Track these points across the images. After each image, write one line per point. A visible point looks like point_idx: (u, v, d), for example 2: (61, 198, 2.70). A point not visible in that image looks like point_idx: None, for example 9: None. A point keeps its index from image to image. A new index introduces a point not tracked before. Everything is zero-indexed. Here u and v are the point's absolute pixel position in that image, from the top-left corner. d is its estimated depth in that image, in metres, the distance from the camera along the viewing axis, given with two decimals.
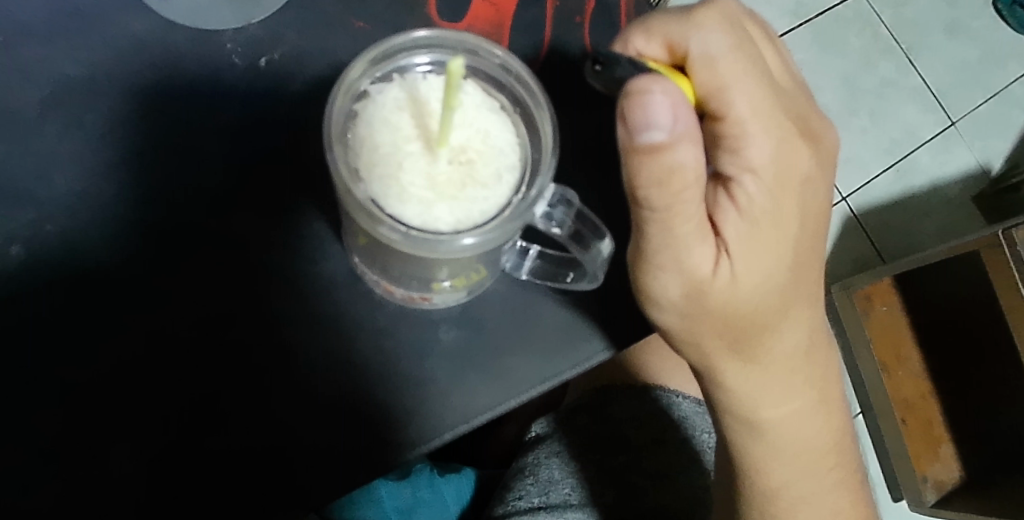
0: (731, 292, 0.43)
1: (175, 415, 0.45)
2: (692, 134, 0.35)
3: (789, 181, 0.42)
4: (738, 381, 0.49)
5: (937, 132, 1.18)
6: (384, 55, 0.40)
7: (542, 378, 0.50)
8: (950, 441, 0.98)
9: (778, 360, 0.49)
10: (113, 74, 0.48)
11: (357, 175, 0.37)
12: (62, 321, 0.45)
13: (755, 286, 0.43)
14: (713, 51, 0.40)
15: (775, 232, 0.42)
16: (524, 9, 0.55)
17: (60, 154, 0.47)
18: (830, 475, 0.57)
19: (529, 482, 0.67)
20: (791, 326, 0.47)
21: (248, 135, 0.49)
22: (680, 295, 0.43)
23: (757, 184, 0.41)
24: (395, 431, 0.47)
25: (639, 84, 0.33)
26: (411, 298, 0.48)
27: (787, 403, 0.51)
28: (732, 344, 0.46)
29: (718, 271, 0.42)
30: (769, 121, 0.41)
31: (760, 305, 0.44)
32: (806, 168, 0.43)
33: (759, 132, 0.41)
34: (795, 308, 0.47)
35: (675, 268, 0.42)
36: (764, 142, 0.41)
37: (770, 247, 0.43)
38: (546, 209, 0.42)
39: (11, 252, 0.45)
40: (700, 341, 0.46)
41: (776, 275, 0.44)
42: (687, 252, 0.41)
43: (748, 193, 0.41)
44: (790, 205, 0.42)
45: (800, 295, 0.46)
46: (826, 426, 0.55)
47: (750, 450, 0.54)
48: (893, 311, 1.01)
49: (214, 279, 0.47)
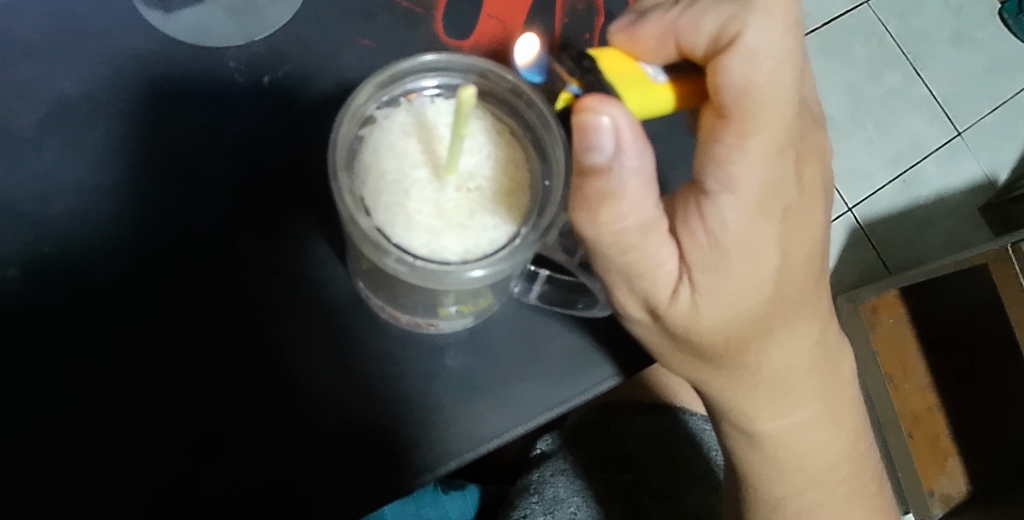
0: (693, 320, 0.42)
1: (177, 444, 0.44)
2: (630, 164, 0.35)
3: (772, 209, 0.39)
4: (724, 398, 0.48)
5: (942, 143, 1.17)
6: (391, 79, 0.39)
7: (550, 405, 0.49)
8: (957, 454, 0.96)
9: (768, 380, 0.47)
10: (114, 93, 0.47)
11: (362, 205, 0.37)
12: (62, 345, 0.44)
13: (721, 317, 0.42)
14: (759, 46, 0.36)
15: (751, 265, 0.40)
16: (531, 28, 0.54)
17: (60, 174, 0.46)
18: (843, 485, 0.54)
19: (535, 500, 0.65)
20: (780, 346, 0.45)
21: (251, 153, 0.48)
22: (642, 313, 0.44)
23: (735, 209, 0.39)
24: (400, 459, 0.46)
25: (589, 103, 0.33)
26: (417, 324, 0.47)
27: (783, 417, 0.49)
28: (718, 364, 0.45)
29: (675, 300, 0.41)
30: (777, 140, 0.38)
31: (730, 335, 0.43)
32: (790, 195, 0.40)
33: (759, 152, 0.38)
34: (781, 330, 0.45)
35: (643, 283, 0.41)
36: (758, 160, 0.38)
37: (741, 278, 0.41)
38: (557, 239, 0.45)
39: (10, 275, 0.44)
40: (686, 356, 0.46)
41: (752, 304, 0.42)
42: (650, 274, 0.40)
43: (722, 218, 0.39)
44: (772, 233, 0.40)
45: (782, 321, 0.44)
46: (834, 439, 0.53)
47: (746, 457, 0.53)
48: (899, 323, 1.00)
49: (217, 301, 0.46)
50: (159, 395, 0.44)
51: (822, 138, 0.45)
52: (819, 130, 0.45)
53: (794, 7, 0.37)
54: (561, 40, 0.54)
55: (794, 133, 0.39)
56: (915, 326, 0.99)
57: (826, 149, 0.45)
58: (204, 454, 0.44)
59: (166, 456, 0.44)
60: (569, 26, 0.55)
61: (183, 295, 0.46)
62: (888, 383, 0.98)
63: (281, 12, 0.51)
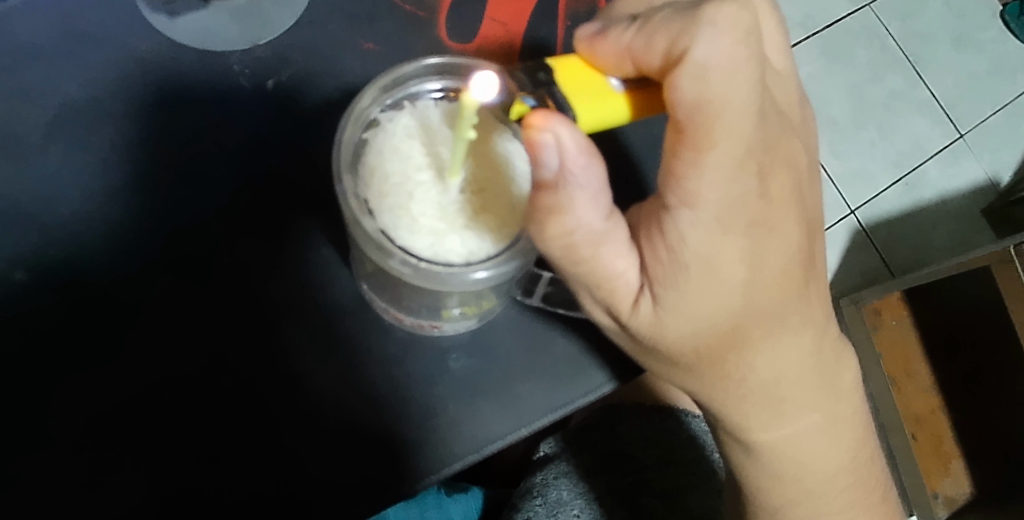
0: (658, 330, 0.42)
1: (184, 447, 0.44)
2: (583, 179, 0.35)
3: (733, 223, 0.38)
4: (711, 407, 0.48)
5: (946, 145, 1.17)
6: (395, 82, 0.40)
7: (553, 408, 0.49)
8: (961, 456, 0.96)
9: (756, 391, 0.46)
10: (118, 98, 0.48)
11: (367, 206, 0.37)
12: (67, 348, 0.44)
13: (686, 329, 0.41)
14: (710, 61, 0.35)
15: (712, 280, 0.39)
16: (534, 31, 0.54)
17: (65, 178, 0.46)
18: (843, 495, 0.54)
19: (538, 502, 0.65)
20: (764, 358, 0.44)
21: (256, 156, 0.49)
22: (611, 321, 0.44)
23: (694, 225, 0.38)
24: (403, 461, 0.47)
25: (537, 121, 0.34)
26: (420, 326, 0.48)
27: (777, 428, 0.49)
28: (697, 375, 0.45)
29: (637, 310, 0.41)
30: (733, 155, 0.36)
31: (699, 346, 0.42)
32: (754, 208, 0.38)
33: (716, 167, 0.36)
34: (760, 341, 0.43)
35: (610, 292, 0.41)
36: (715, 177, 0.36)
37: (706, 293, 0.40)
38: None
39: (15, 278, 0.45)
40: (666, 364, 0.45)
41: (722, 319, 0.41)
42: (617, 283, 0.40)
43: (680, 233, 0.38)
44: (734, 249, 0.39)
45: (761, 333, 0.43)
46: (830, 447, 0.52)
47: (747, 466, 0.53)
48: (901, 325, 1.00)
49: (222, 301, 0.47)
50: (165, 397, 0.45)
51: (797, 145, 0.43)
52: (793, 135, 0.43)
53: (746, 17, 0.35)
54: (562, 44, 0.55)
55: (756, 145, 0.37)
56: (920, 328, 0.99)
57: (800, 154, 0.43)
58: (208, 457, 0.45)
59: (171, 458, 0.44)
60: (572, 30, 0.55)
61: (188, 299, 0.46)
62: (892, 386, 0.98)
63: (286, 16, 0.51)
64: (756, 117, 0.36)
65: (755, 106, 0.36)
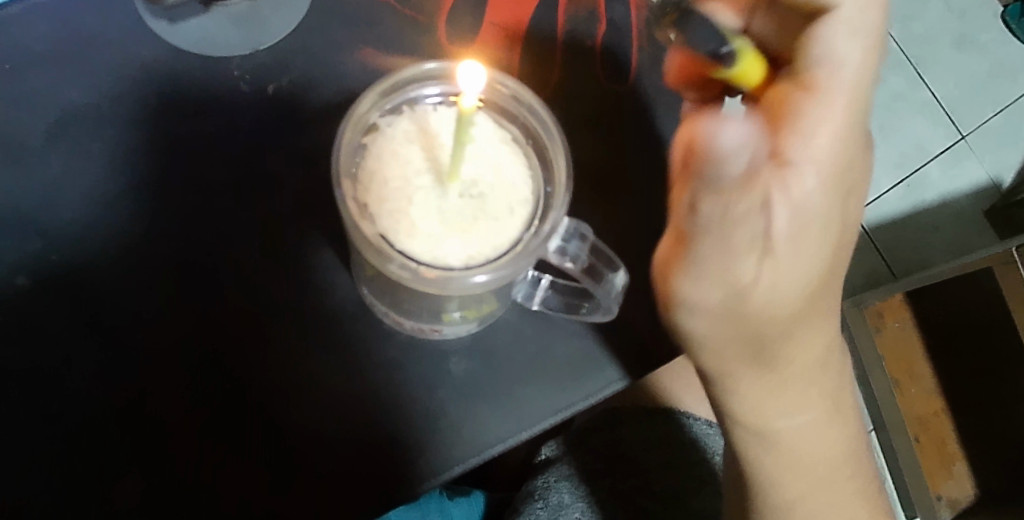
0: (767, 299, 0.39)
1: (187, 453, 0.44)
2: (759, 142, 0.35)
3: (843, 181, 0.37)
4: (744, 398, 0.47)
5: (946, 147, 1.17)
6: (395, 87, 0.40)
7: (554, 411, 0.49)
8: (964, 458, 0.95)
9: (798, 370, 0.46)
10: (120, 104, 0.48)
11: (367, 212, 0.37)
12: (69, 353, 0.45)
13: (790, 291, 0.39)
14: (851, 22, 0.37)
15: (820, 239, 0.37)
16: (535, 35, 0.54)
17: (66, 183, 0.46)
18: (849, 484, 0.54)
19: (540, 506, 0.66)
20: (815, 335, 0.44)
21: (258, 160, 0.49)
22: (720, 301, 0.39)
23: (815, 176, 0.36)
24: (406, 466, 0.47)
25: (709, 126, 0.33)
26: (421, 329, 0.48)
27: (802, 414, 0.49)
28: (753, 359, 0.44)
29: (759, 282, 0.38)
30: (852, 117, 0.37)
31: (784, 316, 0.40)
32: (855, 171, 0.38)
33: (838, 121, 0.36)
34: (818, 315, 0.43)
35: (709, 268, 0.38)
36: (837, 129, 0.36)
37: (812, 252, 0.38)
38: (561, 245, 0.43)
39: (16, 283, 0.45)
40: (737, 352, 0.43)
41: (810, 287, 0.40)
42: (731, 265, 0.37)
43: (802, 185, 0.36)
44: (837, 206, 0.38)
45: (821, 308, 0.43)
46: (837, 445, 0.52)
47: (758, 467, 0.52)
48: (905, 327, 0.98)
49: (224, 305, 0.47)
50: (164, 401, 0.45)
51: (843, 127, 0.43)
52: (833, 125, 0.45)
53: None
54: (562, 46, 0.54)
55: (863, 117, 0.38)
56: (923, 329, 0.98)
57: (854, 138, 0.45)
58: (207, 461, 0.45)
59: (173, 461, 0.44)
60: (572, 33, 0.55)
61: (189, 302, 0.46)
62: (896, 388, 0.97)
63: (285, 22, 0.51)
64: (871, 127, 0.39)
65: (870, 72, 0.37)
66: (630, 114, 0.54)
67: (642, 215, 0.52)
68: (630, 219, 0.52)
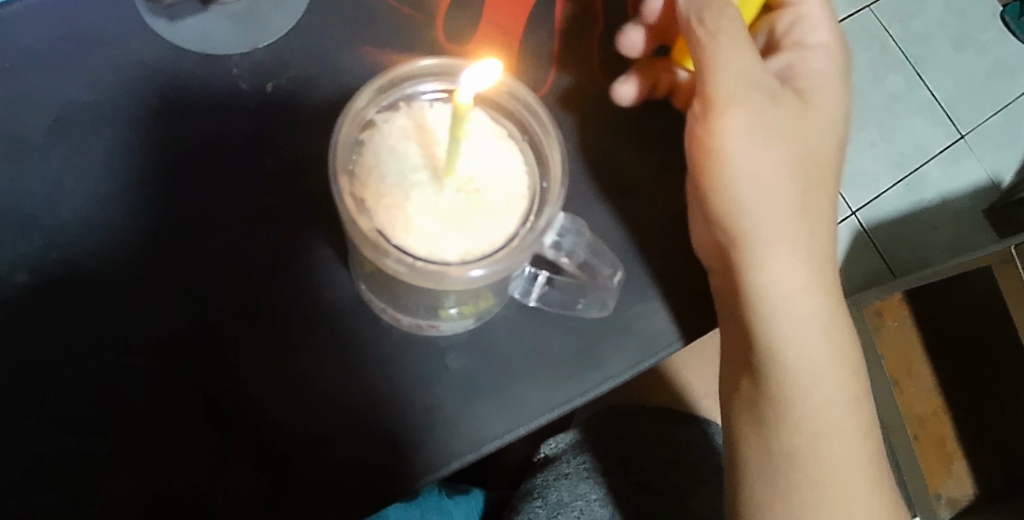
0: (785, 118, 0.48)
1: (186, 448, 0.45)
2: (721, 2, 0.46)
3: (838, 81, 0.53)
4: (787, 289, 0.49)
5: (945, 147, 1.17)
6: (392, 84, 0.40)
7: (552, 406, 0.49)
8: (963, 457, 0.95)
9: (817, 241, 0.50)
10: (120, 102, 0.48)
11: (364, 207, 0.38)
12: (69, 349, 0.45)
13: (804, 134, 0.49)
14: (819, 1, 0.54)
15: (820, 115, 0.51)
16: (533, 33, 0.55)
17: (66, 180, 0.47)
18: (868, 434, 0.52)
19: (538, 504, 0.65)
20: (824, 201, 0.51)
21: (258, 158, 0.49)
22: (745, 140, 0.47)
23: (806, 53, 0.53)
24: (404, 461, 0.47)
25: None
26: (418, 326, 0.48)
27: (825, 313, 0.51)
28: (791, 225, 0.49)
29: (786, 103, 0.49)
30: (831, 55, 0.54)
31: (800, 151, 0.49)
32: (839, 83, 0.53)
33: (822, 49, 0.53)
34: (825, 183, 0.51)
35: (758, 121, 0.47)
36: (819, 47, 0.53)
37: (822, 120, 0.51)
38: (557, 239, 0.44)
39: (17, 280, 0.45)
40: (773, 194, 0.48)
41: (817, 148, 0.50)
42: (753, 107, 0.47)
43: (802, 66, 0.53)
44: (835, 103, 0.52)
45: (826, 188, 0.51)
46: (853, 399, 0.51)
47: (788, 412, 0.50)
48: (904, 326, 0.98)
49: (223, 302, 0.47)
50: (165, 396, 0.45)
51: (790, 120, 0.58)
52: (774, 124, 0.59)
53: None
54: (560, 45, 0.55)
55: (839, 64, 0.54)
56: (922, 328, 0.98)
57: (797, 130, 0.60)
58: (207, 456, 0.45)
59: (172, 455, 0.45)
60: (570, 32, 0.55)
61: (189, 299, 0.47)
62: (895, 388, 0.97)
63: (285, 21, 0.51)
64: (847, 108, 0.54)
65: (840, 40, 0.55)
66: (628, 113, 0.54)
67: (638, 214, 0.53)
68: (626, 217, 0.53)
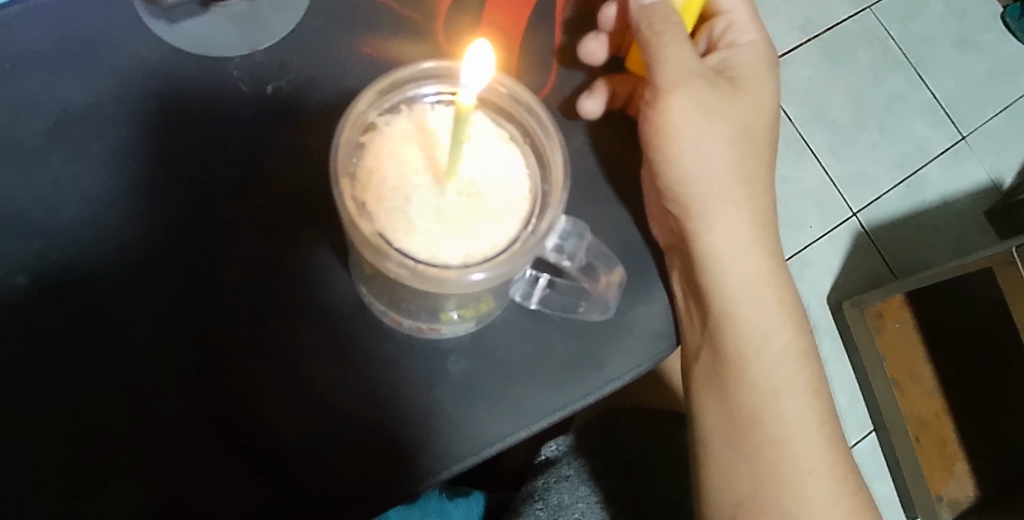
0: (720, 103, 0.50)
1: (187, 451, 0.45)
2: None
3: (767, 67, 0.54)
4: (734, 259, 0.51)
5: (946, 147, 1.17)
6: (393, 86, 0.40)
7: (553, 409, 0.49)
8: (966, 459, 0.94)
9: (748, 223, 0.52)
10: (120, 104, 0.48)
11: (365, 209, 0.38)
12: (69, 351, 0.45)
13: (738, 120, 0.51)
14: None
15: (751, 103, 0.52)
16: (534, 35, 0.54)
17: (65, 183, 0.47)
18: (814, 401, 0.54)
19: (540, 506, 0.65)
20: (758, 186, 0.52)
21: (258, 160, 0.49)
22: (682, 126, 0.49)
23: (740, 42, 0.54)
24: (405, 464, 0.47)
25: None
26: (419, 329, 0.48)
27: (758, 295, 0.52)
28: (737, 198, 0.51)
29: (719, 90, 0.50)
30: (762, 43, 0.55)
31: (735, 133, 0.51)
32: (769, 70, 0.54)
33: (753, 38, 0.54)
34: (759, 168, 0.52)
35: (699, 107, 0.49)
36: (750, 36, 0.54)
37: (754, 105, 0.52)
38: (560, 242, 0.46)
39: (16, 283, 0.45)
40: (707, 176, 0.50)
41: (755, 131, 0.52)
42: (690, 94, 0.49)
43: (734, 54, 0.54)
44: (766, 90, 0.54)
45: (761, 171, 0.53)
46: (802, 366, 0.54)
47: (739, 371, 0.52)
48: (905, 327, 0.99)
49: (223, 304, 0.47)
50: (165, 399, 0.45)
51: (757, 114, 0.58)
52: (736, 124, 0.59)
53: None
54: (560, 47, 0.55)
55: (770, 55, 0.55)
56: (923, 330, 0.98)
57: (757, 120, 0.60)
58: (207, 459, 0.45)
59: (172, 458, 0.44)
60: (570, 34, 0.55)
61: (189, 301, 0.47)
62: (896, 389, 0.98)
63: (285, 23, 0.51)
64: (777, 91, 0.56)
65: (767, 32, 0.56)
66: (628, 116, 0.54)
67: (639, 216, 0.53)
68: (627, 219, 0.53)
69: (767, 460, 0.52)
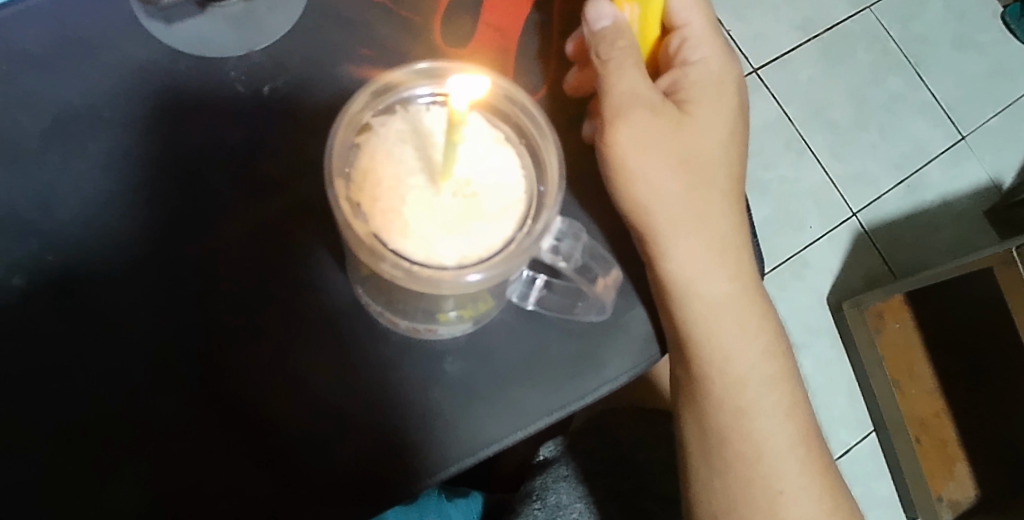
0: (671, 127, 0.50)
1: (183, 451, 0.45)
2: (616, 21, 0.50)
3: (723, 86, 0.53)
4: (699, 282, 0.50)
5: (946, 147, 1.16)
6: (388, 87, 0.40)
7: (549, 410, 0.49)
8: (966, 459, 0.94)
9: (710, 246, 0.51)
10: (116, 105, 0.48)
11: (360, 210, 0.38)
12: (66, 352, 0.45)
13: (691, 144, 0.50)
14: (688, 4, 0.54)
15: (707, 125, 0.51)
16: (531, 36, 0.54)
17: (62, 183, 0.47)
18: (787, 423, 0.53)
19: (538, 506, 0.65)
20: (719, 208, 0.51)
21: (255, 160, 0.49)
22: (631, 152, 0.49)
23: (694, 59, 0.53)
24: (401, 464, 0.47)
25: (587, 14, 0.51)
26: (416, 329, 0.48)
27: (722, 320, 0.51)
28: (693, 222, 0.50)
29: (670, 113, 0.50)
30: (719, 59, 0.54)
31: (687, 156, 0.50)
32: (728, 90, 0.53)
33: (709, 55, 0.53)
34: (719, 190, 0.51)
35: (646, 135, 0.49)
36: (706, 54, 0.53)
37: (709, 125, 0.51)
38: (555, 243, 0.46)
39: (14, 283, 0.45)
40: (664, 200, 0.49)
41: (711, 154, 0.51)
42: (638, 119, 0.49)
43: (688, 74, 0.53)
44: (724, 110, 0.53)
45: (722, 195, 0.51)
46: (773, 387, 0.53)
47: (709, 389, 0.52)
48: (905, 327, 0.99)
49: (220, 304, 0.47)
50: (161, 399, 0.45)
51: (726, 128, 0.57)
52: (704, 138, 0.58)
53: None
54: (557, 48, 0.55)
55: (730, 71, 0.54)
56: (922, 330, 0.98)
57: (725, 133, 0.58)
58: (203, 459, 0.45)
59: (168, 459, 0.44)
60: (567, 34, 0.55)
61: (185, 302, 0.47)
62: (895, 389, 0.98)
63: (282, 24, 0.51)
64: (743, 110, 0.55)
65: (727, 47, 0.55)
66: None
67: None
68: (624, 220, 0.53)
69: (741, 479, 0.52)
